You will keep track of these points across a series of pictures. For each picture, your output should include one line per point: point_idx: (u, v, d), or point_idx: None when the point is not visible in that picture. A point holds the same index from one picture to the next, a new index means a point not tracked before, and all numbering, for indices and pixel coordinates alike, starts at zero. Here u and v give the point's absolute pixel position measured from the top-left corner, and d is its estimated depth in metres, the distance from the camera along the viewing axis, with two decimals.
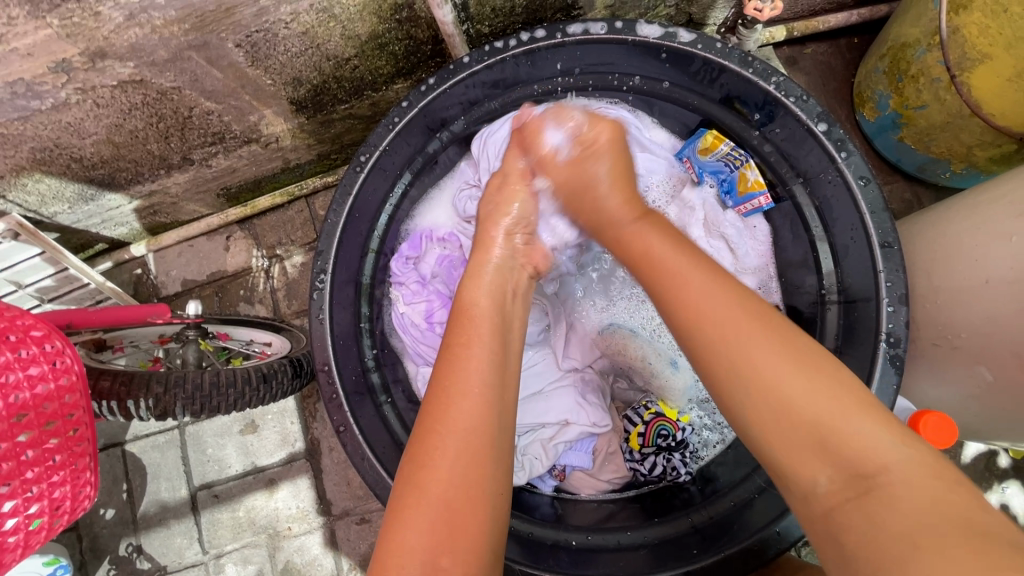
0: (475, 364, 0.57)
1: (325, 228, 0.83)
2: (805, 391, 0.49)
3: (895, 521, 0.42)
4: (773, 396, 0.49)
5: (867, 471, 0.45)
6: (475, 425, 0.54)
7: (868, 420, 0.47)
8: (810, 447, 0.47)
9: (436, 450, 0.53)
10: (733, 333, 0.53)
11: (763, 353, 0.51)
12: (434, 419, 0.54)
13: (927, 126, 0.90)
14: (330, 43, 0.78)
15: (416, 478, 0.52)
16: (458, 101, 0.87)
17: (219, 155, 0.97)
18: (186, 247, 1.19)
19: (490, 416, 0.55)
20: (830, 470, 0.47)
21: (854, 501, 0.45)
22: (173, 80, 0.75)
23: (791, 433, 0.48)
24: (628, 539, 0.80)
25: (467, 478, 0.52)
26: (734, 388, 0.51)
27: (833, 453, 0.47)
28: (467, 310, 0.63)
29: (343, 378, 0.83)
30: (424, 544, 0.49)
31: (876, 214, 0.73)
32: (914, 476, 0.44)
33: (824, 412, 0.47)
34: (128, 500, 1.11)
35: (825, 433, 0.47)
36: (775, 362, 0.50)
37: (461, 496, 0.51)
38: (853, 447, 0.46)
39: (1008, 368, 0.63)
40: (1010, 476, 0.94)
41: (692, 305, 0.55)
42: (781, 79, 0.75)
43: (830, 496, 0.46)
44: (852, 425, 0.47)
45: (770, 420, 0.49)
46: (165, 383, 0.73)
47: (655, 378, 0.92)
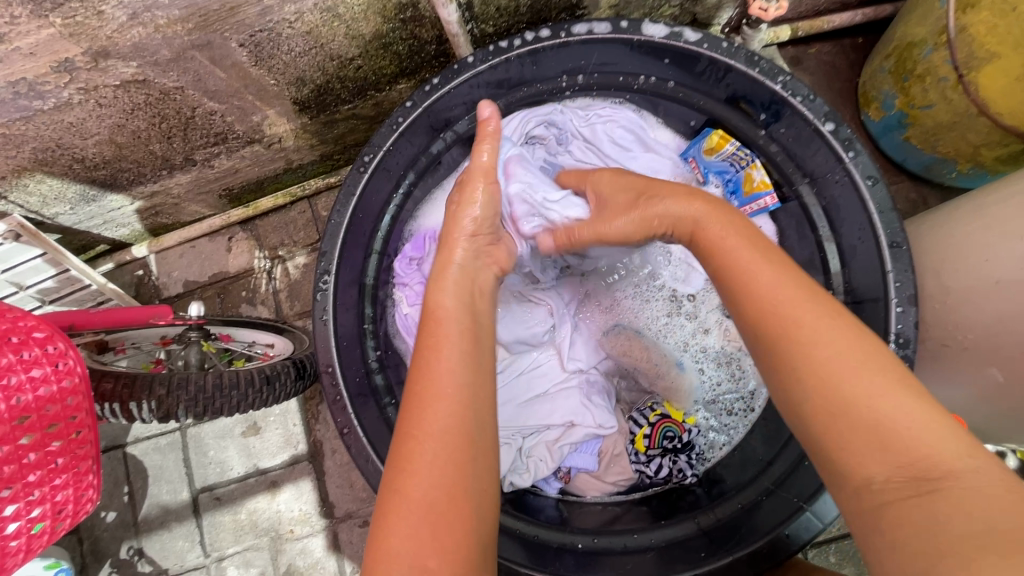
0: (446, 368, 0.56)
1: (328, 229, 0.83)
2: (871, 387, 0.45)
3: (956, 521, 0.39)
4: (844, 395, 0.46)
5: (932, 472, 0.42)
6: (450, 426, 0.52)
7: (933, 424, 0.44)
8: (872, 447, 0.44)
9: (417, 454, 0.51)
10: (796, 316, 0.49)
11: (833, 347, 0.47)
12: (411, 423, 0.53)
13: (934, 126, 0.89)
14: (334, 43, 0.78)
15: (399, 483, 0.51)
16: (462, 100, 0.86)
17: (222, 156, 0.96)
18: (188, 249, 1.18)
19: (464, 415, 0.53)
20: (893, 464, 0.43)
21: (914, 498, 0.41)
22: (176, 80, 0.75)
23: (853, 433, 0.45)
24: (634, 542, 0.79)
25: (450, 480, 0.50)
26: (798, 379, 0.48)
27: (900, 450, 0.43)
28: (435, 312, 0.62)
29: (346, 380, 0.82)
30: (409, 549, 0.48)
31: (884, 214, 0.72)
32: (975, 482, 0.41)
33: (888, 410, 0.44)
34: (129, 503, 1.10)
35: (889, 434, 0.44)
36: (843, 355, 0.47)
37: (443, 499, 0.49)
38: (921, 449, 0.43)
39: (1019, 369, 0.62)
40: None
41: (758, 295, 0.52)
42: (788, 79, 0.75)
43: (889, 492, 0.43)
44: (922, 428, 0.43)
45: (835, 414, 0.46)
46: (168, 386, 0.73)
47: (661, 378, 0.92)
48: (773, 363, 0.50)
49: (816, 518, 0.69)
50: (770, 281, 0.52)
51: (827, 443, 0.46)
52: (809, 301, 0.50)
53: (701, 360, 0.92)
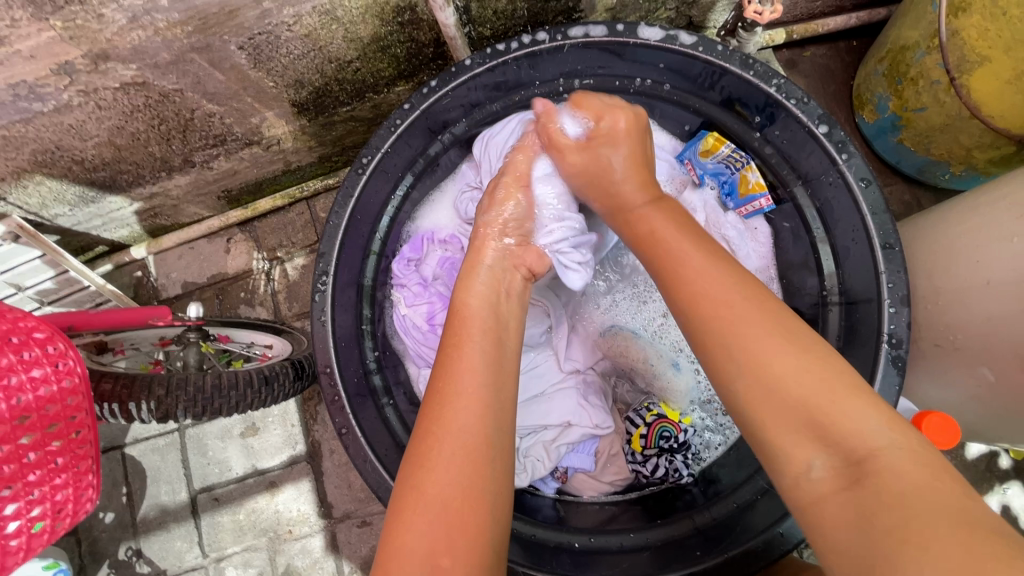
0: (471, 367, 0.57)
1: (327, 231, 0.83)
2: (797, 367, 0.47)
3: (880, 508, 0.40)
4: (774, 377, 0.47)
5: (859, 455, 0.43)
6: (469, 426, 0.53)
7: (858, 404, 0.45)
8: (803, 427, 0.46)
9: (436, 449, 0.52)
10: (731, 305, 0.52)
11: (760, 330, 0.50)
12: (432, 419, 0.54)
13: (927, 128, 0.90)
14: (333, 45, 0.78)
15: (416, 480, 0.51)
16: (460, 103, 0.87)
17: (221, 158, 0.97)
18: (187, 250, 1.19)
19: (485, 414, 0.54)
20: (827, 451, 0.45)
21: (846, 490, 0.43)
22: (176, 83, 0.75)
23: (788, 415, 0.46)
24: (630, 541, 0.79)
25: (466, 478, 0.51)
26: (729, 370, 0.50)
27: (830, 435, 0.45)
28: (460, 310, 0.64)
29: (345, 380, 0.83)
30: (424, 547, 0.48)
31: (877, 215, 0.73)
32: (897, 461, 0.42)
33: (815, 392, 0.46)
34: (128, 503, 1.11)
35: (814, 414, 0.45)
36: (767, 339, 0.49)
37: (458, 497, 0.50)
38: (846, 429, 0.44)
39: (1009, 369, 0.63)
40: (1012, 478, 0.94)
41: (696, 290, 0.55)
42: (782, 81, 0.76)
43: (824, 481, 0.45)
44: (851, 410, 0.45)
45: (767, 397, 0.47)
46: (168, 386, 0.73)
47: (658, 380, 0.93)
48: (704, 348, 0.53)
49: None
50: (703, 275, 0.55)
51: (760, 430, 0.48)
52: (735, 291, 0.53)
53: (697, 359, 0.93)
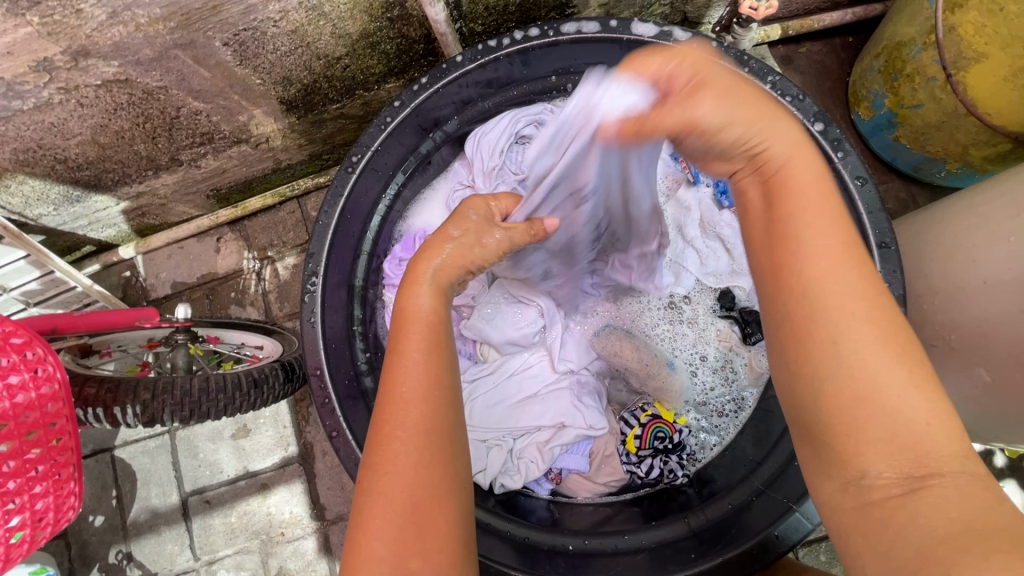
0: (422, 373, 0.54)
1: (317, 229, 0.83)
2: (899, 381, 0.43)
3: (942, 520, 0.39)
4: (878, 387, 0.43)
5: (923, 470, 0.41)
6: (426, 428, 0.51)
7: (950, 432, 0.42)
8: (885, 437, 0.42)
9: (394, 458, 0.50)
10: (844, 285, 0.45)
11: (862, 323, 0.44)
12: (385, 429, 0.51)
13: (923, 125, 0.89)
14: (320, 41, 0.77)
15: (377, 487, 0.50)
16: (451, 100, 0.86)
17: (208, 156, 0.95)
18: (176, 249, 1.17)
19: (439, 421, 0.52)
20: (889, 459, 0.42)
21: (900, 498, 0.41)
22: (160, 80, 0.74)
23: (874, 425, 0.42)
24: (625, 543, 0.79)
25: (429, 483, 0.50)
26: (830, 362, 0.44)
27: (898, 445, 0.42)
28: (412, 313, 0.58)
29: (335, 383, 0.81)
30: (393, 552, 0.47)
31: (873, 214, 0.72)
32: (966, 483, 0.40)
33: (911, 411, 0.42)
34: (118, 507, 1.09)
35: (901, 433, 0.42)
36: (869, 332, 0.43)
37: (423, 501, 0.49)
38: (933, 455, 0.41)
39: (1006, 369, 0.62)
40: (1008, 476, 0.94)
41: (813, 269, 0.46)
42: (777, 78, 0.75)
43: (878, 488, 0.42)
44: (921, 421, 0.42)
45: (863, 403, 0.43)
46: (153, 390, 0.71)
47: (653, 379, 0.91)
48: (789, 327, 0.47)
49: (806, 519, 0.70)
50: (814, 246, 0.46)
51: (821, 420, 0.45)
52: (850, 274, 0.45)
53: (686, 356, 0.93)
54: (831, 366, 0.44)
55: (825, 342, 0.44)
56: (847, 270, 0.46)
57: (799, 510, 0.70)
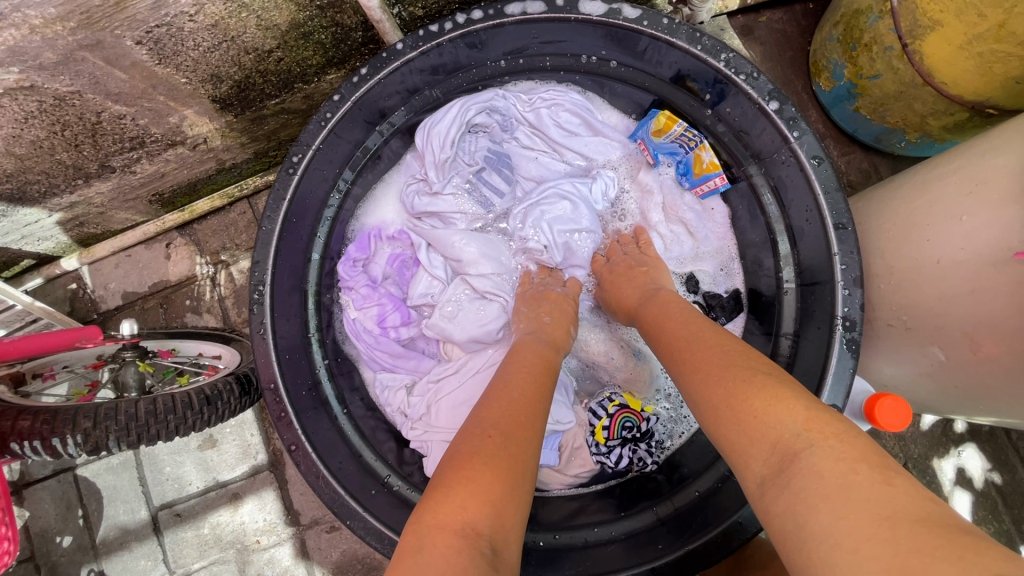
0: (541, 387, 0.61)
1: (260, 237, 0.78)
2: (735, 389, 0.50)
3: (818, 505, 0.39)
4: (720, 402, 0.50)
5: (788, 455, 0.43)
6: (533, 421, 0.55)
7: (788, 410, 0.46)
8: (735, 434, 0.48)
9: (525, 430, 0.53)
10: (694, 349, 0.57)
11: (708, 361, 0.54)
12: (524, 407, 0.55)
13: (882, 95, 0.87)
14: (246, 34, 0.71)
15: (509, 444, 0.51)
16: (397, 89, 0.82)
17: (143, 160, 0.89)
18: (124, 258, 1.12)
19: (540, 422, 0.56)
20: (763, 457, 0.45)
21: (777, 493, 0.42)
22: (70, 84, 0.68)
23: (729, 432, 0.48)
24: (594, 536, 0.79)
25: (532, 464, 0.51)
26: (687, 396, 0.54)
27: (758, 438, 0.46)
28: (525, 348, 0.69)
29: (291, 395, 0.78)
30: (492, 503, 0.46)
31: (830, 194, 0.71)
32: (818, 457, 0.42)
33: (745, 404, 0.48)
34: (85, 526, 1.07)
35: (748, 426, 0.47)
36: (720, 364, 0.53)
37: (524, 472, 0.50)
38: (780, 436, 0.45)
39: (961, 347, 0.62)
40: (967, 440, 0.96)
41: (671, 337, 0.61)
42: (731, 55, 0.72)
43: (765, 492, 0.44)
44: (761, 401, 0.48)
45: (716, 419, 0.50)
46: (94, 418, 0.68)
47: (620, 369, 0.92)
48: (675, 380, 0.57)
49: None
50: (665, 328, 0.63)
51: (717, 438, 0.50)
52: (704, 336, 0.58)
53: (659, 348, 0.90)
54: (698, 387, 0.53)
55: (689, 384, 0.54)
56: (704, 330, 0.59)
57: None
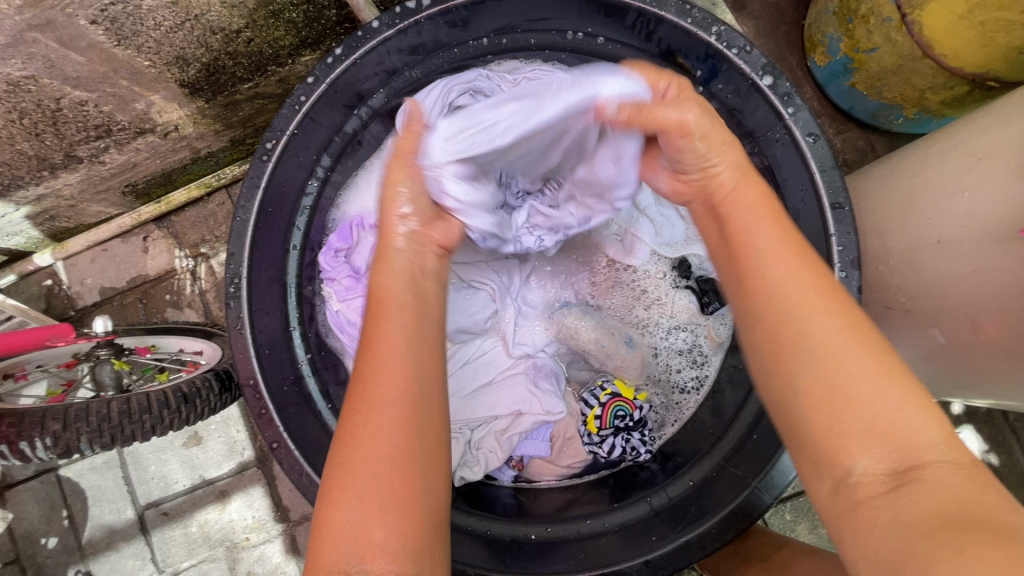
0: (396, 342, 0.53)
1: (234, 228, 0.75)
2: (855, 363, 0.43)
3: (924, 514, 0.37)
4: (839, 380, 0.43)
5: (909, 463, 0.40)
6: (394, 398, 0.49)
7: (919, 409, 0.41)
8: (858, 428, 0.41)
9: (362, 426, 0.48)
10: (807, 301, 0.46)
11: (826, 328, 0.45)
12: (363, 392, 0.50)
13: (879, 70, 0.84)
14: (211, 13, 0.67)
15: (342, 458, 0.48)
16: (374, 71, 0.78)
17: (111, 150, 0.85)
18: (99, 252, 1.08)
19: (412, 390, 0.50)
20: (875, 452, 0.41)
21: (884, 498, 0.39)
22: (23, 69, 0.64)
23: (843, 415, 0.42)
24: (588, 528, 0.78)
25: (393, 448, 0.47)
26: (774, 359, 0.46)
27: (883, 434, 0.41)
28: (376, 295, 0.58)
29: (272, 391, 0.76)
30: (356, 523, 0.45)
31: (826, 172, 0.68)
32: (946, 473, 0.39)
33: (873, 393, 0.42)
34: (70, 527, 1.04)
35: (873, 420, 0.41)
36: (833, 328, 0.45)
37: (385, 465, 0.46)
38: (909, 440, 0.40)
39: (962, 329, 0.60)
40: (965, 422, 0.95)
41: (774, 275, 0.49)
42: (722, 29, 0.69)
43: (864, 487, 0.40)
44: (872, 390, 0.42)
45: (829, 393, 0.43)
46: (64, 419, 0.65)
47: (613, 357, 0.88)
48: (756, 336, 0.48)
49: (764, 494, 0.69)
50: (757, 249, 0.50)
51: (795, 406, 0.45)
52: (816, 285, 0.47)
53: (651, 336, 0.90)
54: (811, 356, 0.44)
55: (787, 343, 0.46)
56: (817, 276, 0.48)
57: (755, 486, 0.69)
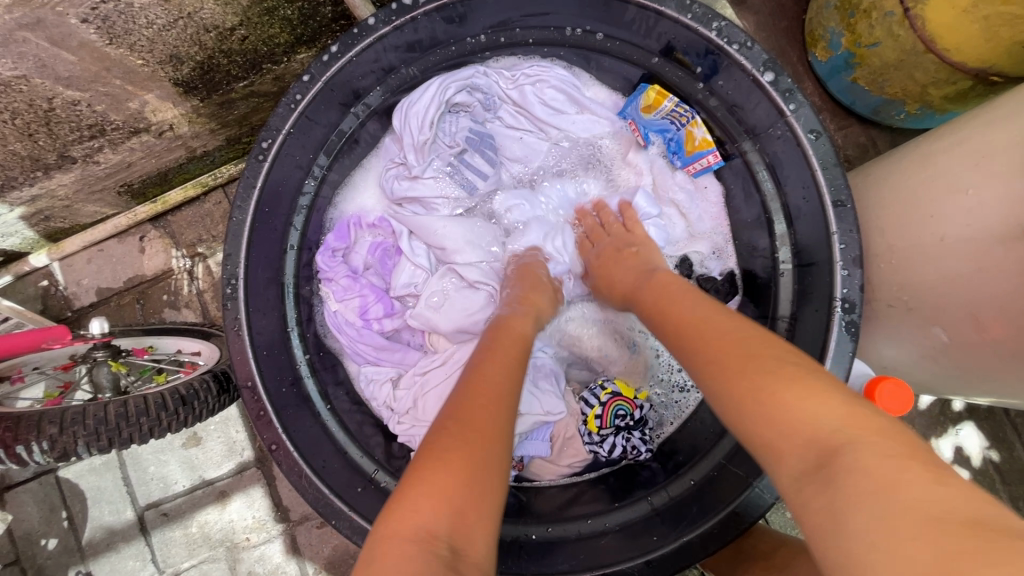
0: (505, 362, 0.58)
1: (230, 229, 0.74)
2: (766, 371, 0.47)
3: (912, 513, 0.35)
4: (733, 387, 0.48)
5: (825, 453, 0.41)
6: (508, 396, 0.53)
7: (812, 398, 0.44)
8: (759, 421, 0.45)
9: (487, 413, 0.50)
10: (723, 331, 0.53)
11: (732, 348, 0.51)
12: (486, 387, 0.53)
13: (881, 65, 0.83)
14: (204, 11, 0.66)
15: (463, 427, 0.49)
16: (371, 69, 0.77)
17: (106, 150, 0.84)
18: (95, 252, 1.07)
19: (517, 398, 0.54)
20: (795, 446, 0.42)
21: (815, 483, 0.40)
22: (14, 68, 0.63)
23: (752, 413, 0.46)
24: (589, 527, 0.77)
25: (496, 438, 0.48)
26: (700, 374, 0.52)
27: (782, 427, 0.44)
28: (506, 325, 0.66)
29: (271, 392, 0.76)
30: (443, 496, 0.44)
31: (828, 169, 0.68)
32: (865, 455, 0.39)
33: (766, 387, 0.46)
34: (70, 528, 1.04)
35: (777, 413, 0.44)
36: (745, 353, 0.50)
37: (493, 452, 0.47)
38: (814, 429, 0.42)
39: (965, 328, 0.60)
40: (966, 419, 0.95)
41: (689, 316, 0.57)
42: (723, 24, 0.68)
43: (801, 479, 0.41)
44: (772, 387, 0.46)
45: (731, 399, 0.48)
46: (61, 423, 0.65)
47: (615, 360, 0.89)
48: (690, 364, 0.54)
49: (765, 493, 0.68)
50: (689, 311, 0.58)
51: (736, 431, 0.47)
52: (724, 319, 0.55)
53: (654, 339, 0.89)
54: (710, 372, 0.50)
55: (703, 359, 0.52)
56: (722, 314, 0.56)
57: (758, 485, 0.69)
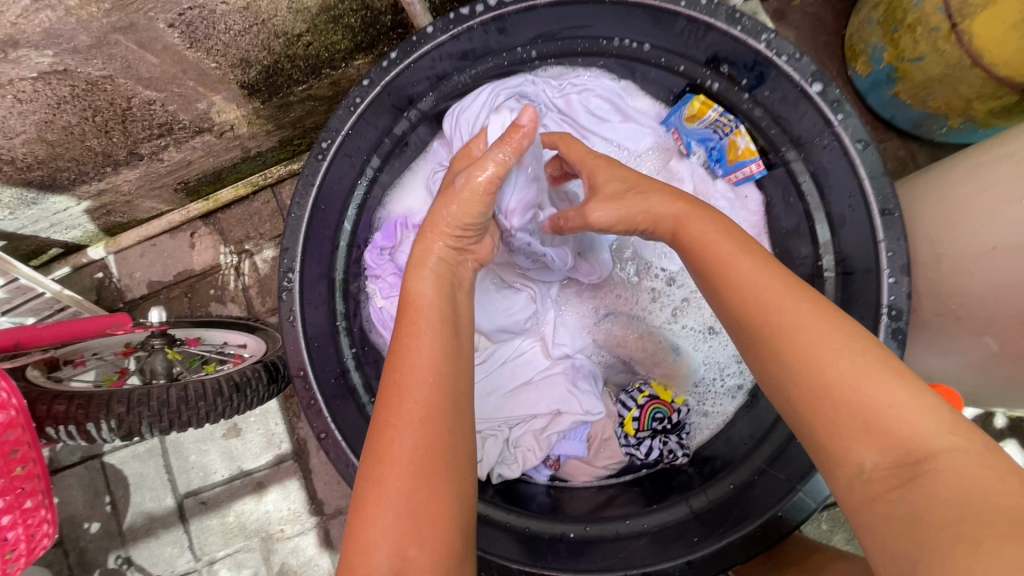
0: (426, 358, 0.53)
1: (288, 225, 0.78)
2: (845, 365, 0.43)
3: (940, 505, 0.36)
4: (826, 377, 0.44)
5: (915, 456, 0.39)
6: (430, 414, 0.50)
7: (919, 406, 0.41)
8: (854, 427, 0.42)
9: (394, 444, 0.49)
10: (785, 311, 0.47)
11: (818, 335, 0.45)
12: (388, 411, 0.50)
13: (923, 79, 0.84)
14: (276, 18, 0.71)
15: (376, 473, 0.49)
16: (425, 75, 0.80)
17: (170, 148, 0.89)
18: (149, 247, 1.12)
19: (442, 406, 0.51)
20: (875, 450, 0.41)
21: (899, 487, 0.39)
22: (103, 69, 0.68)
23: (843, 416, 0.43)
24: (626, 528, 0.78)
25: (424, 471, 0.48)
26: (779, 369, 0.47)
27: (877, 432, 0.41)
28: (414, 300, 0.56)
29: (321, 383, 0.79)
30: (391, 538, 0.46)
31: (876, 178, 0.69)
32: (959, 462, 0.38)
33: (872, 393, 0.42)
34: (112, 512, 1.07)
35: (884, 421, 0.41)
36: (786, 295, 0.48)
37: (422, 491, 0.48)
38: (916, 438, 0.40)
39: (1017, 338, 0.59)
40: (1008, 436, 0.93)
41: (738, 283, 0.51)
42: (773, 36, 0.70)
43: (877, 480, 0.41)
44: (815, 343, 0.45)
45: (814, 392, 0.44)
46: (128, 403, 0.68)
47: (660, 364, 0.89)
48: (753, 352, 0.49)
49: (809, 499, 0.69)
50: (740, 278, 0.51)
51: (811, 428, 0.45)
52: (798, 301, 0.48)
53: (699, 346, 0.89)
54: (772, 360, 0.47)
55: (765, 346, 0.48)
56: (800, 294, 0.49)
57: (801, 491, 0.69)
